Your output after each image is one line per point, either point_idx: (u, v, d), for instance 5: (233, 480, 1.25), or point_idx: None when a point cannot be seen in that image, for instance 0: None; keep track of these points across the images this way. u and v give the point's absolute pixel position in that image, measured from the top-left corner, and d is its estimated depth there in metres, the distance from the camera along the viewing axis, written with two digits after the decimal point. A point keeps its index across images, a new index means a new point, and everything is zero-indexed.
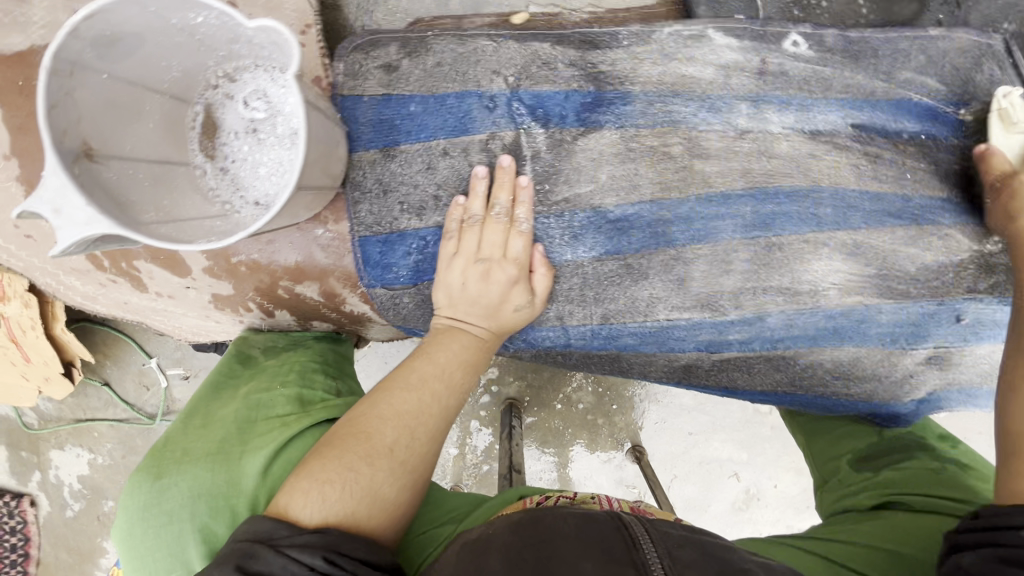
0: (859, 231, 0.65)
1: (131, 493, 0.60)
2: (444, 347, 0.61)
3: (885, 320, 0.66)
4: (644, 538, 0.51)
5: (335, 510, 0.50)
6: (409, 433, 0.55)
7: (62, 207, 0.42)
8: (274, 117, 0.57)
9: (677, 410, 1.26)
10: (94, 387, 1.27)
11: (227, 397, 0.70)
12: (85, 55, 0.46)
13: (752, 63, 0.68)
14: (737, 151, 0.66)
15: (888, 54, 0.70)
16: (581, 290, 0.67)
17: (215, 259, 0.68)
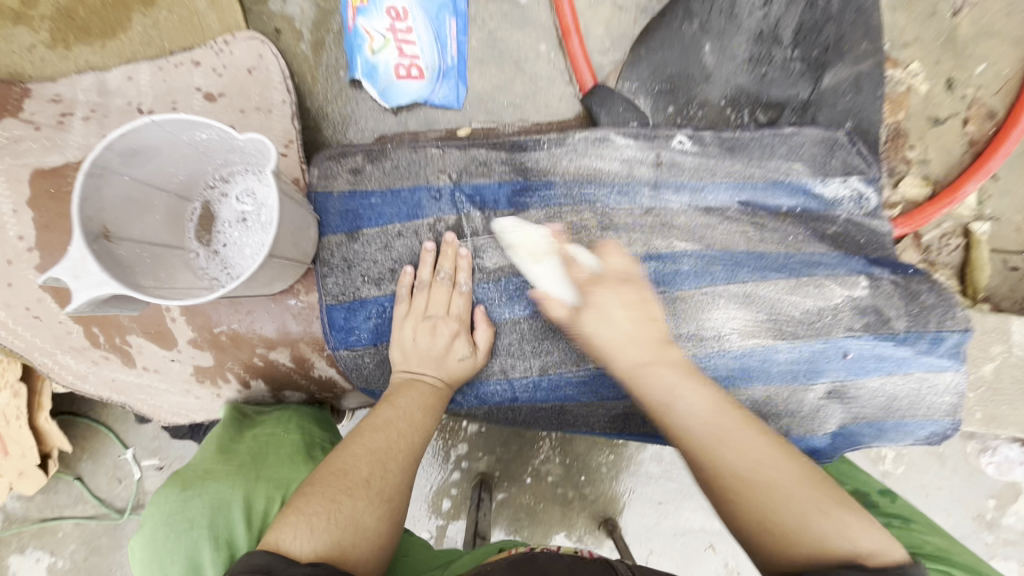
0: (748, 284, 0.78)
1: (157, 504, 0.67)
2: (403, 394, 0.71)
3: (784, 359, 0.76)
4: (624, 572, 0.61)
5: (324, 539, 0.56)
6: (380, 466, 0.64)
7: (82, 274, 0.53)
8: (258, 210, 0.71)
9: (646, 479, 1.27)
10: (66, 482, 1.28)
11: (238, 438, 0.79)
12: (114, 162, 0.57)
13: (649, 158, 0.86)
14: (643, 224, 0.82)
15: (756, 147, 0.88)
16: (520, 344, 0.78)
17: (199, 331, 0.78)
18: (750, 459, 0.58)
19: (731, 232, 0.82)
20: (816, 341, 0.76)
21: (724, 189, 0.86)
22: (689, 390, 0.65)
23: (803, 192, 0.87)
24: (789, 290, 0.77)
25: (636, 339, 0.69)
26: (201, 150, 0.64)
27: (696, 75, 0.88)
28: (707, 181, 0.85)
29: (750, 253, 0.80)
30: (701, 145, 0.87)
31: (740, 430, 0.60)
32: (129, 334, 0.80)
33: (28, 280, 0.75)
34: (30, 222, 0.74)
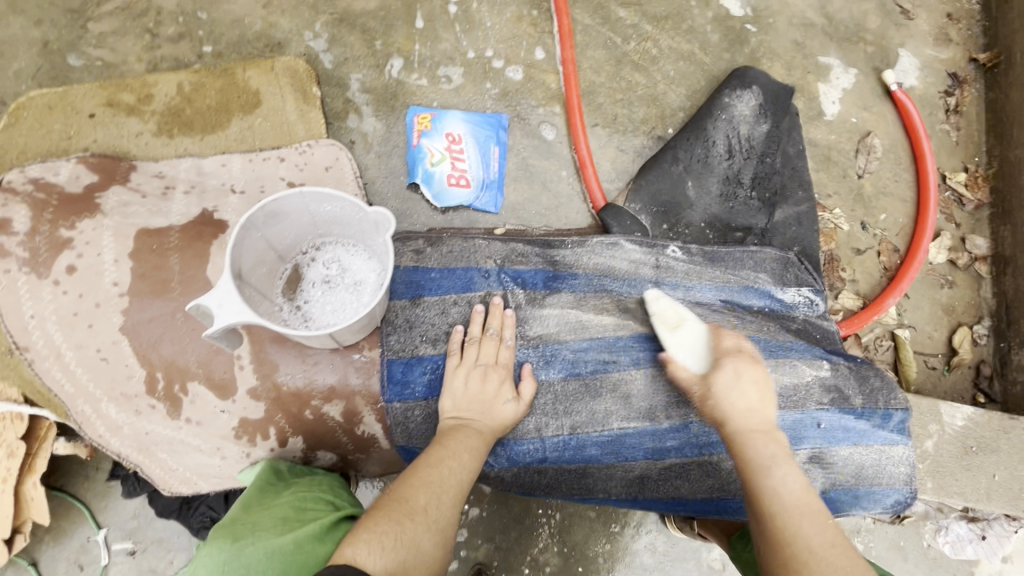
0: None
1: (202, 557, 0.64)
2: (453, 435, 0.79)
3: None
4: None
5: (392, 557, 0.61)
6: (435, 498, 0.71)
7: (225, 303, 0.64)
8: (342, 274, 0.84)
9: (639, 571, 1.30)
10: (16, 569, 1.16)
11: (275, 494, 0.78)
12: (258, 220, 0.73)
13: (650, 261, 1.07)
14: (652, 309, 0.99)
15: (732, 258, 1.12)
16: (554, 404, 0.90)
17: (263, 380, 0.85)
18: (816, 533, 0.68)
19: (721, 320, 1.01)
20: (796, 412, 0.92)
21: (709, 289, 1.08)
22: (790, 468, 0.75)
23: (769, 296, 1.10)
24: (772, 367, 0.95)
25: (757, 411, 0.81)
26: (315, 220, 0.80)
27: (682, 203, 1.14)
28: (695, 283, 1.07)
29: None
30: (689, 254, 1.10)
31: (822, 516, 0.70)
32: (191, 381, 0.84)
33: (111, 324, 0.82)
34: (128, 271, 0.83)
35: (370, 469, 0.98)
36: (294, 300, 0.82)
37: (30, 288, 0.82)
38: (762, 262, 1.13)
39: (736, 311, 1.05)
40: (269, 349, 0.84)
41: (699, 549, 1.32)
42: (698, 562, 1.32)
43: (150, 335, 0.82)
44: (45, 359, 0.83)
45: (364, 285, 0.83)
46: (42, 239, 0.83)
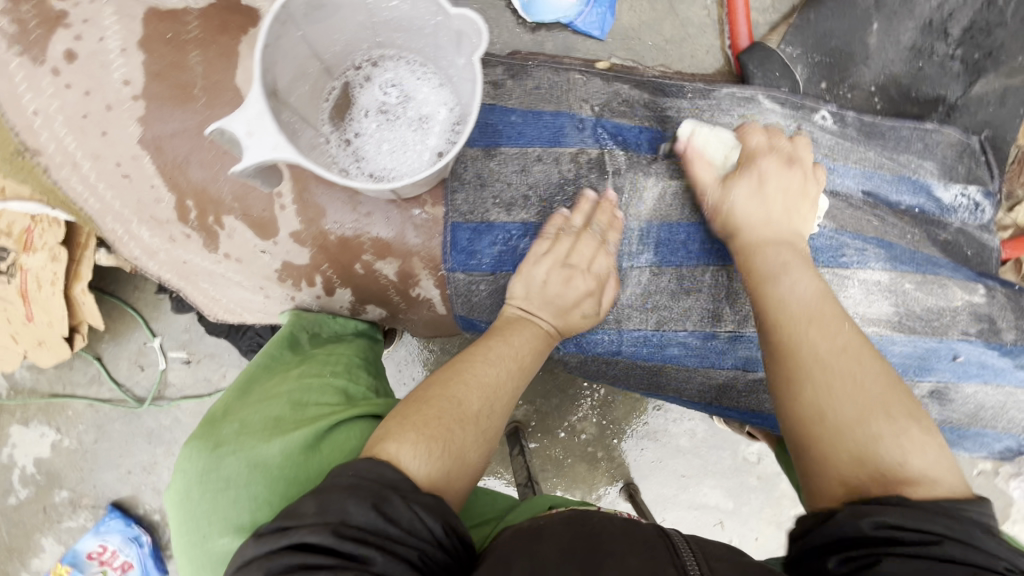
0: (876, 273, 0.77)
1: (189, 458, 0.65)
2: (519, 331, 0.69)
3: (897, 351, 0.77)
4: (685, 548, 0.56)
5: (436, 465, 0.58)
6: (489, 403, 0.64)
7: (255, 131, 0.47)
8: (404, 103, 0.65)
9: (674, 451, 1.30)
10: (83, 360, 1.22)
11: (280, 377, 0.72)
12: (298, 11, 0.54)
13: (791, 126, 0.81)
14: None
15: (894, 138, 0.85)
16: (643, 297, 0.77)
17: (307, 224, 0.72)
18: (833, 344, 0.59)
19: (865, 217, 0.79)
20: (930, 339, 0.78)
21: (853, 175, 0.82)
22: (800, 272, 0.65)
23: (926, 193, 0.84)
24: (915, 285, 0.78)
25: (776, 222, 0.69)
26: (372, 21, 0.60)
27: (855, 55, 0.85)
28: (840, 161, 0.82)
29: (882, 241, 0.78)
30: (841, 124, 0.85)
31: (836, 321, 0.61)
32: (226, 214, 0.72)
33: (127, 133, 0.68)
34: (140, 67, 0.66)
35: (418, 330, 0.87)
36: (344, 132, 0.65)
37: (26, 75, 0.66)
38: (935, 149, 0.85)
39: (882, 208, 0.82)
40: (314, 190, 0.70)
41: (738, 442, 1.30)
42: (734, 453, 1.30)
43: (175, 154, 0.69)
44: (60, 167, 0.70)
45: (431, 122, 0.64)
46: (30, 9, 0.65)
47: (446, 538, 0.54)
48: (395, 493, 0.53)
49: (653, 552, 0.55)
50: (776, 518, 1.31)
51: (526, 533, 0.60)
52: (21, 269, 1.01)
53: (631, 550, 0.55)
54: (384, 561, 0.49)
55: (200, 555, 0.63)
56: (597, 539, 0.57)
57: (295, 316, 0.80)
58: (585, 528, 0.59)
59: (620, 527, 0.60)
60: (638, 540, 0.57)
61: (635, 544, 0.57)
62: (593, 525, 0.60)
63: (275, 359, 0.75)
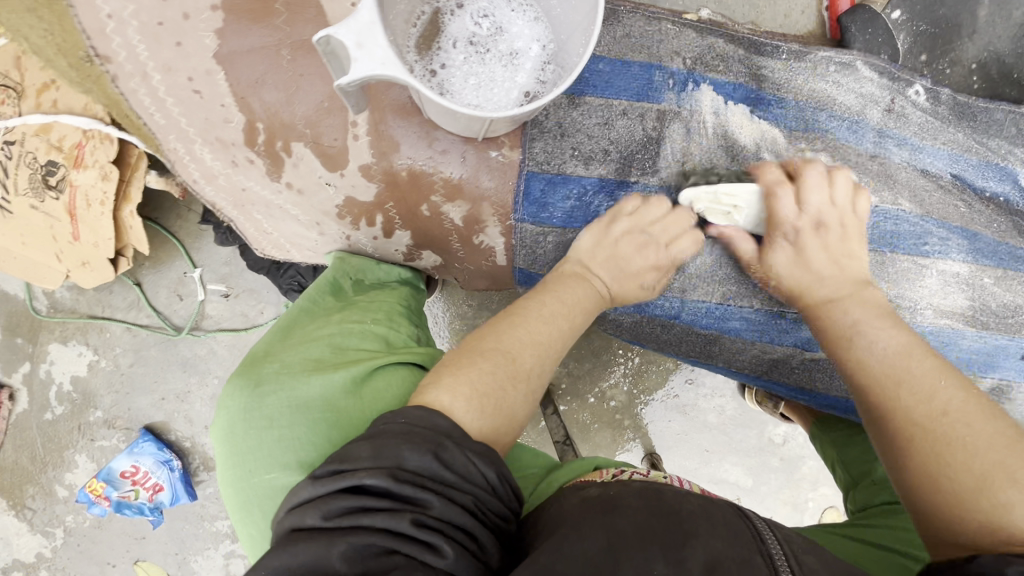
0: (954, 264, 0.75)
1: (230, 397, 0.63)
2: (573, 288, 0.70)
3: (967, 345, 0.75)
4: (769, 534, 0.54)
5: (489, 420, 0.58)
6: (541, 361, 0.65)
7: (365, 42, 0.44)
8: (496, 36, 0.62)
9: (700, 426, 1.30)
10: (123, 285, 1.22)
11: (322, 321, 0.72)
12: None
13: (885, 99, 0.78)
14: (867, 168, 0.74)
15: (985, 119, 0.83)
16: (712, 271, 0.75)
17: (379, 159, 0.70)
18: (935, 404, 0.56)
19: (948, 201, 0.77)
20: (1003, 337, 0.75)
21: (942, 157, 0.79)
22: (882, 328, 0.63)
23: (1012, 182, 0.81)
24: (993, 280, 0.76)
25: (829, 279, 0.68)
26: None
27: (962, 27, 0.83)
28: (928, 142, 0.79)
29: (964, 229, 0.76)
30: (934, 102, 0.81)
31: (933, 375, 0.58)
32: (295, 141, 0.70)
33: (202, 46, 0.65)
34: None
35: (472, 283, 0.84)
36: (430, 62, 0.61)
37: None
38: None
39: (969, 194, 0.79)
40: (391, 122, 0.68)
41: (765, 422, 1.30)
42: (760, 433, 1.31)
43: (250, 71, 0.66)
44: (129, 77, 0.67)
45: (521, 58, 0.62)
46: None
47: (498, 485, 0.54)
48: (453, 442, 0.52)
49: (733, 527, 0.53)
50: (793, 499, 1.32)
51: (598, 502, 0.56)
52: (71, 186, 0.99)
53: (715, 530, 0.52)
54: (441, 505, 0.48)
55: (243, 494, 0.60)
56: (677, 518, 0.53)
57: (340, 260, 0.80)
58: (663, 506, 0.54)
59: (699, 505, 0.56)
60: (722, 523, 0.54)
61: (718, 526, 0.53)
62: (670, 501, 0.56)
63: (317, 303, 0.75)
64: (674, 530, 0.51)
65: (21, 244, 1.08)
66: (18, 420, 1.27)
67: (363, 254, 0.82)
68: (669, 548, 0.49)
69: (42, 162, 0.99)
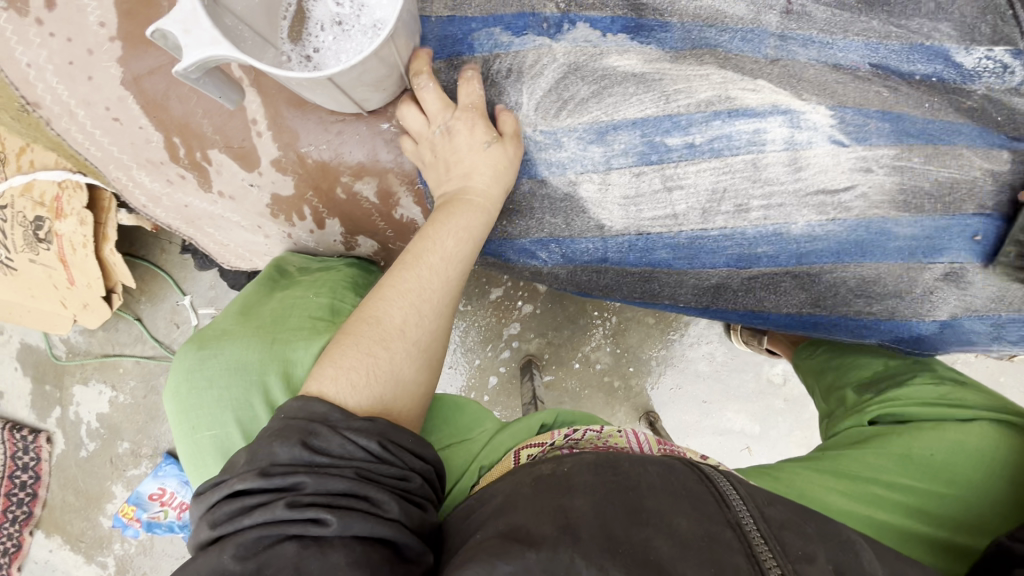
0: (864, 147, 0.72)
1: (180, 359, 0.71)
2: (439, 223, 0.68)
3: (904, 233, 0.73)
4: (737, 499, 0.52)
5: (366, 396, 0.61)
6: (413, 313, 0.66)
7: (192, 29, 0.48)
8: (358, 12, 0.65)
9: (693, 376, 1.27)
10: (126, 321, 1.32)
11: (268, 297, 0.78)
12: None
13: (778, 3, 0.74)
14: (769, 74, 0.73)
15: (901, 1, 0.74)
16: (632, 195, 0.75)
17: (286, 151, 0.74)
18: None
19: (867, 89, 0.72)
20: (942, 217, 0.73)
21: (856, 48, 0.74)
22: None
23: (944, 60, 0.74)
24: (924, 159, 0.72)
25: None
26: None
27: None
28: (838, 37, 0.74)
29: (885, 113, 0.72)
30: None
31: None
32: (211, 149, 0.75)
33: (108, 76, 0.71)
34: (112, 8, 0.69)
35: None
36: (306, 50, 0.65)
37: (14, 29, 0.70)
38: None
39: (893, 79, 0.74)
40: (286, 114, 0.72)
41: (761, 363, 1.26)
42: (758, 375, 1.26)
43: (154, 91, 0.72)
44: (60, 118, 0.75)
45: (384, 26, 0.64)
46: None
47: (385, 451, 0.57)
48: (325, 427, 0.56)
49: (696, 496, 0.52)
50: (807, 439, 1.27)
51: (552, 481, 0.56)
52: (57, 235, 1.10)
53: (679, 508, 0.51)
54: (313, 482, 0.53)
55: (192, 446, 0.68)
56: (635, 496, 0.52)
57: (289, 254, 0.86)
58: (621, 481, 0.54)
59: (657, 475, 0.55)
60: (678, 495, 0.52)
61: (676, 500, 0.52)
62: (625, 472, 0.55)
63: (264, 283, 0.81)
64: (635, 510, 0.50)
65: (31, 296, 1.20)
66: (58, 460, 1.39)
67: (306, 252, 0.87)
68: (630, 525, 0.49)
69: (30, 218, 1.10)
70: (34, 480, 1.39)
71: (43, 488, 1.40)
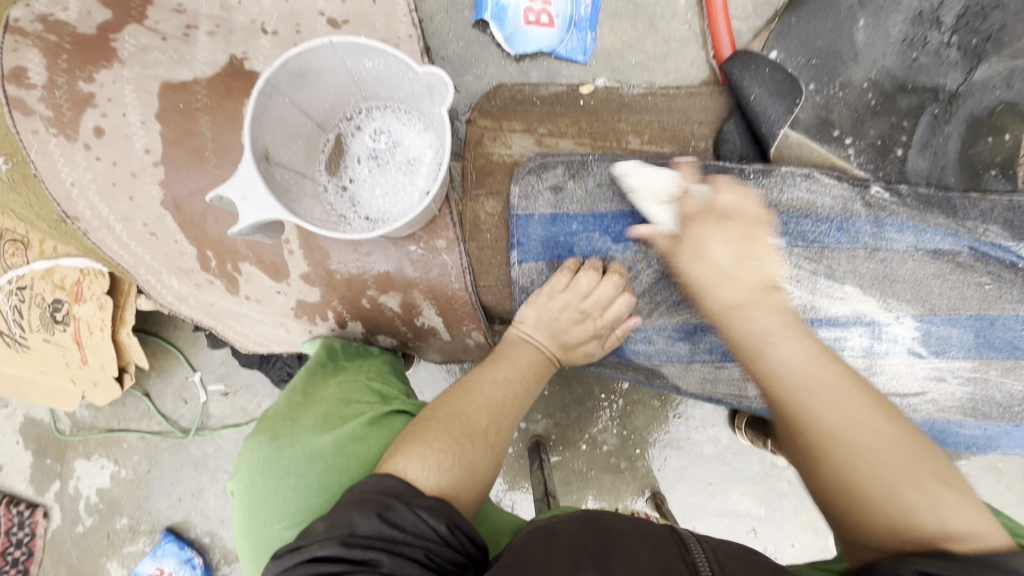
0: (944, 361, 0.76)
1: (251, 449, 0.70)
2: (520, 351, 0.75)
3: (965, 432, 0.78)
4: (695, 543, 0.56)
5: (446, 477, 0.60)
6: (496, 419, 0.68)
7: (248, 195, 0.52)
8: (394, 150, 0.69)
9: (698, 458, 1.28)
10: (133, 396, 1.33)
11: (322, 382, 0.77)
12: (283, 82, 0.59)
13: (856, 202, 0.76)
14: (864, 270, 0.75)
15: (980, 211, 0.76)
16: (709, 381, 0.81)
17: (316, 266, 0.77)
18: (845, 416, 0.55)
19: (967, 284, 0.74)
20: (1004, 423, 0.77)
21: (951, 234, 0.75)
22: (787, 338, 0.61)
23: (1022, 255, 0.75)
24: (1001, 372, 0.75)
25: (734, 278, 0.65)
26: (355, 77, 0.64)
27: (843, 52, 0.87)
28: (930, 223, 0.75)
29: (978, 319, 0.75)
30: (901, 198, 0.77)
31: (837, 392, 0.57)
32: (242, 261, 0.78)
33: (149, 196, 0.75)
34: (158, 136, 0.73)
35: (429, 356, 0.92)
36: (342, 181, 0.69)
37: (62, 152, 0.74)
38: (941, 154, 0.85)
39: (998, 264, 0.74)
40: (318, 234, 0.75)
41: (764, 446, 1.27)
42: (762, 459, 1.27)
43: (192, 210, 0.75)
44: (98, 230, 0.78)
45: (418, 165, 0.68)
46: (62, 93, 0.73)
47: (453, 536, 0.56)
48: (401, 502, 0.55)
49: (662, 543, 0.56)
50: (812, 523, 1.27)
51: (540, 529, 0.60)
52: (74, 318, 1.11)
53: (643, 546, 0.55)
54: (390, 561, 0.51)
55: (262, 540, 0.65)
56: (608, 535, 0.57)
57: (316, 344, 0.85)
58: (596, 525, 0.58)
59: (632, 524, 0.59)
60: (650, 540, 0.56)
61: (645, 541, 0.56)
62: (604, 520, 0.60)
63: (311, 370, 0.79)
64: (603, 544, 0.55)
65: (40, 374, 1.20)
66: (53, 536, 1.36)
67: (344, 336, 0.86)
68: (594, 558, 0.53)
69: (49, 301, 1.12)
70: (27, 555, 1.36)
71: (35, 565, 1.36)
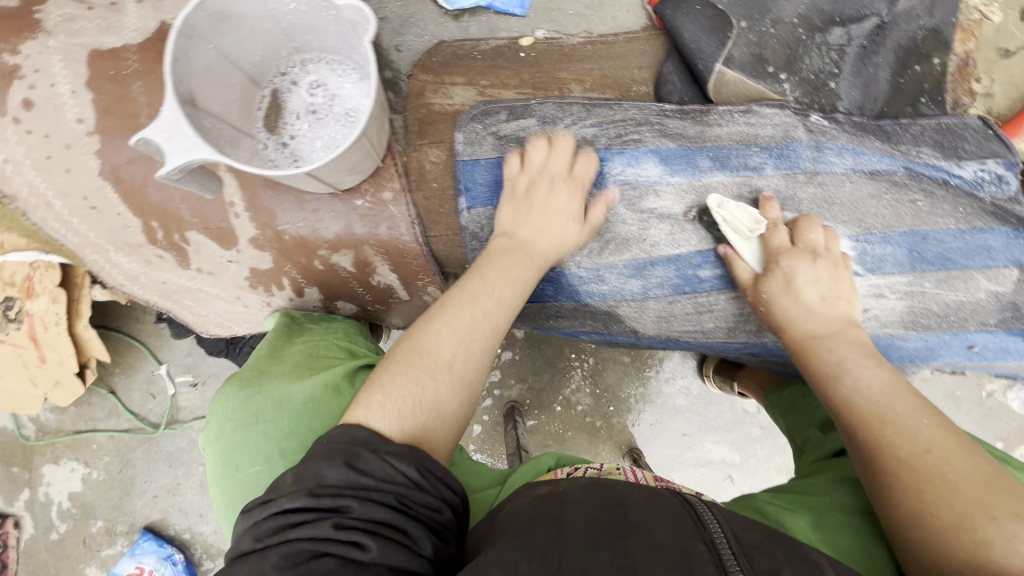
0: (883, 279, 0.78)
1: (220, 400, 0.69)
2: (495, 266, 0.69)
3: (910, 345, 0.79)
4: (711, 517, 0.50)
5: (408, 421, 0.59)
6: (463, 348, 0.64)
7: (173, 136, 0.52)
8: (331, 101, 0.69)
9: (672, 411, 1.30)
10: (99, 395, 1.30)
11: (289, 342, 0.77)
12: (203, 25, 0.59)
13: (797, 126, 0.79)
14: (803, 192, 0.78)
15: (907, 135, 0.82)
16: (662, 318, 0.82)
17: (264, 229, 0.77)
18: (917, 439, 0.57)
19: (900, 201, 0.78)
20: (943, 333, 0.79)
21: (885, 155, 0.79)
22: (866, 368, 0.65)
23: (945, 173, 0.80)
24: (936, 284, 0.78)
25: (822, 317, 0.71)
26: (280, 23, 0.64)
27: None
28: (868, 146, 0.79)
29: (911, 234, 0.77)
30: (837, 125, 0.81)
31: (914, 417, 0.59)
32: (189, 230, 0.77)
33: (86, 168, 0.74)
34: (90, 105, 0.72)
35: (390, 319, 0.92)
36: (280, 137, 0.69)
37: None
38: (873, 84, 0.87)
39: (929, 184, 0.79)
40: (263, 195, 0.75)
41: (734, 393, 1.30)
42: (734, 406, 1.30)
43: (132, 179, 0.74)
44: (36, 209, 0.76)
45: (355, 114, 0.68)
46: None
47: (423, 479, 0.55)
48: (367, 450, 0.54)
49: (677, 516, 0.50)
50: (786, 465, 1.30)
51: (547, 499, 0.55)
52: (28, 315, 1.08)
53: (659, 520, 0.50)
54: (360, 506, 0.51)
55: (233, 487, 0.64)
56: (620, 508, 0.51)
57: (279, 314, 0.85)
58: (608, 496, 0.53)
59: (644, 495, 0.54)
60: (663, 513, 0.51)
61: (659, 515, 0.50)
62: (613, 488, 0.55)
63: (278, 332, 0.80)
64: (618, 521, 0.49)
65: None
66: (26, 546, 1.32)
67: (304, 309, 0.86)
68: (612, 535, 0.48)
69: None
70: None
71: None
